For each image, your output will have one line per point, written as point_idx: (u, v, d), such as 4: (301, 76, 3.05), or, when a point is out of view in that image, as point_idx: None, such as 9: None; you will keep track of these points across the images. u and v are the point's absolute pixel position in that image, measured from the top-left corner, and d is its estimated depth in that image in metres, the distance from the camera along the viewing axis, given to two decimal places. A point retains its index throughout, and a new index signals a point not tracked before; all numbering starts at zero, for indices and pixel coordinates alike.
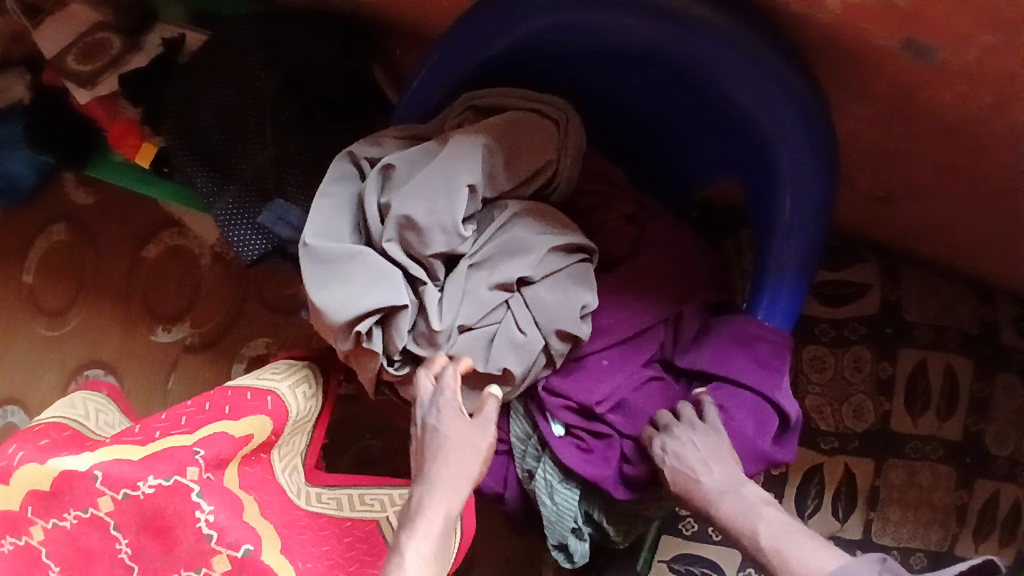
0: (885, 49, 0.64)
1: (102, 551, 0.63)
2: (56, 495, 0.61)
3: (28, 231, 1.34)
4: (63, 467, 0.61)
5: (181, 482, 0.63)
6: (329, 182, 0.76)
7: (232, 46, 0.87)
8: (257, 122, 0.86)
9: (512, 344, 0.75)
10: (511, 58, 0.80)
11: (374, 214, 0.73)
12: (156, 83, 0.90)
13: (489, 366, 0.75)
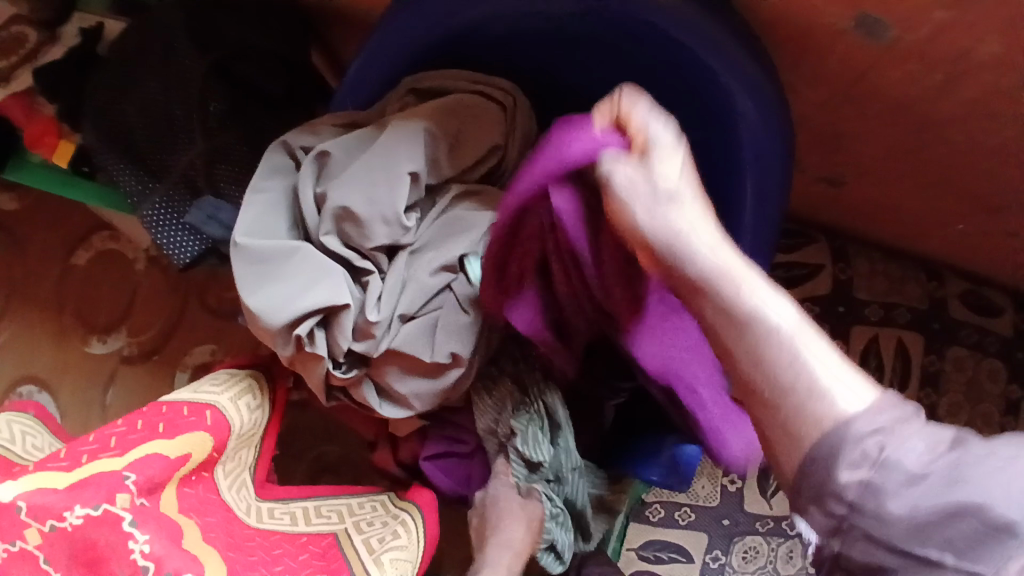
0: (839, 29, 0.65)
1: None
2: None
3: None
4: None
5: (112, 509, 0.57)
6: (263, 179, 0.72)
7: (157, 34, 0.81)
8: (186, 115, 0.80)
9: (455, 329, 0.69)
10: (455, 42, 0.76)
11: (311, 207, 0.70)
12: (71, 75, 0.83)
13: (432, 354, 0.69)
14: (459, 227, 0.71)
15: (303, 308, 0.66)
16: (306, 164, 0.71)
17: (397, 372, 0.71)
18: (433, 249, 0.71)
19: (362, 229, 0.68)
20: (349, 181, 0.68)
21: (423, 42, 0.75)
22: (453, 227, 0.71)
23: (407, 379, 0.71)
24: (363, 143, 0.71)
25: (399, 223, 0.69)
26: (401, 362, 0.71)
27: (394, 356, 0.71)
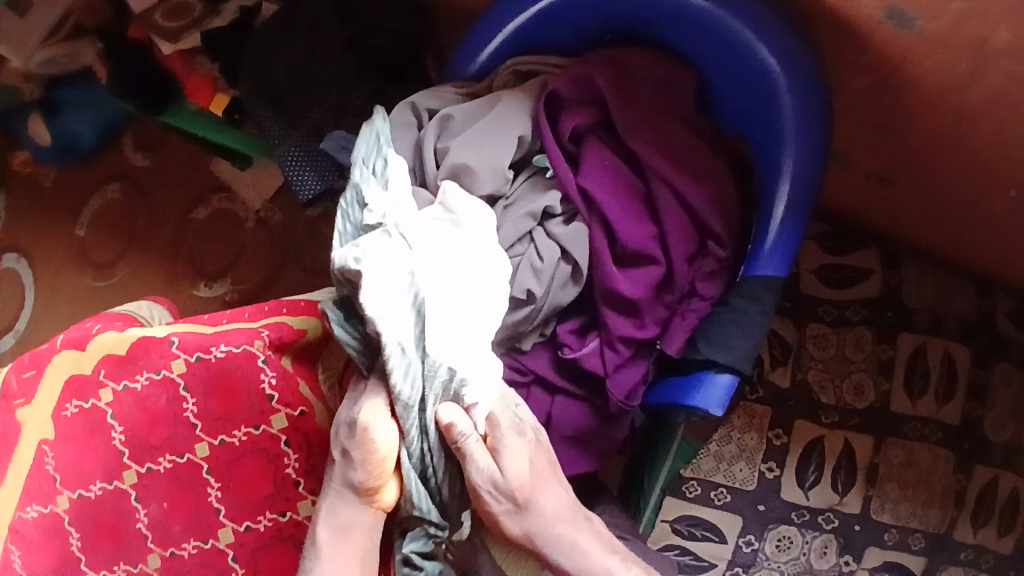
0: (873, 20, 0.73)
1: (167, 411, 0.73)
2: (129, 361, 0.74)
3: (82, 188, 1.42)
4: (139, 337, 0.74)
5: (246, 349, 0.74)
6: (385, 136, 0.81)
7: (305, 12, 0.98)
8: (326, 79, 0.96)
9: (536, 274, 0.80)
10: (538, 32, 0.84)
11: (432, 158, 0.79)
12: (233, 42, 1.01)
13: (514, 289, 0.80)
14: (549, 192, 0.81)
15: None
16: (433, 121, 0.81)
17: None
18: (522, 203, 0.81)
19: (471, 180, 0.78)
20: (468, 142, 0.78)
21: (509, 27, 0.83)
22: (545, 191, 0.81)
23: None
24: (479, 110, 0.81)
25: (499, 181, 0.79)
26: None
27: None
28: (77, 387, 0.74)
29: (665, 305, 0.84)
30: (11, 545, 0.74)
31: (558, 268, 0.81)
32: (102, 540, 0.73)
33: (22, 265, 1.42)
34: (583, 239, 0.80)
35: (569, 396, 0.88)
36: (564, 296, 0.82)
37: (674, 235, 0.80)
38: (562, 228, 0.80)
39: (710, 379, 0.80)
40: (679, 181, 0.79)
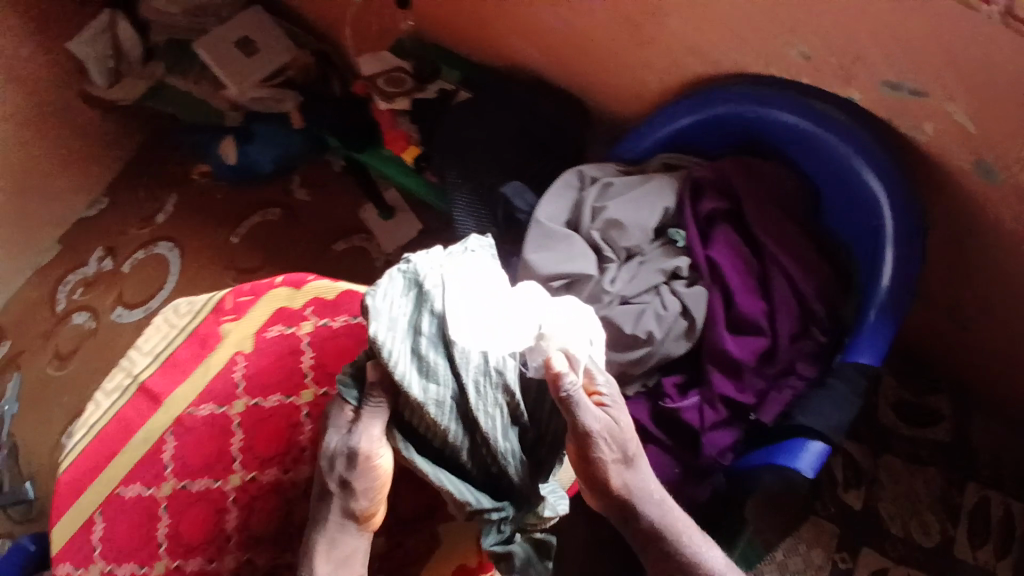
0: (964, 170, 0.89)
1: (354, 349, 0.84)
2: (334, 305, 0.86)
3: (246, 207, 1.67)
4: (347, 289, 0.87)
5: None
6: (555, 186, 0.99)
7: (496, 98, 1.22)
8: (505, 148, 1.18)
9: (659, 321, 0.92)
10: (690, 138, 1.06)
11: (592, 210, 0.97)
12: (434, 111, 1.26)
13: (637, 331, 0.91)
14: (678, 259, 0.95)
15: (565, 270, 0.92)
16: (597, 185, 0.99)
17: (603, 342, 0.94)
18: (656, 260, 0.95)
19: (619, 232, 0.95)
20: (622, 204, 0.96)
21: (669, 130, 1.05)
22: (673, 257, 0.95)
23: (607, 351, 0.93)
24: (634, 184, 0.99)
25: (641, 238, 0.95)
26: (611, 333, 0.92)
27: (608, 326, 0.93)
28: (287, 316, 0.86)
29: (763, 377, 0.94)
30: (171, 435, 0.82)
31: (676, 321, 0.93)
32: (260, 447, 0.81)
33: (174, 255, 1.62)
34: (699, 302, 0.93)
35: (660, 448, 0.96)
36: (677, 348, 0.94)
37: (782, 315, 0.93)
38: (682, 291, 0.93)
39: (804, 445, 0.87)
40: (794, 269, 0.94)
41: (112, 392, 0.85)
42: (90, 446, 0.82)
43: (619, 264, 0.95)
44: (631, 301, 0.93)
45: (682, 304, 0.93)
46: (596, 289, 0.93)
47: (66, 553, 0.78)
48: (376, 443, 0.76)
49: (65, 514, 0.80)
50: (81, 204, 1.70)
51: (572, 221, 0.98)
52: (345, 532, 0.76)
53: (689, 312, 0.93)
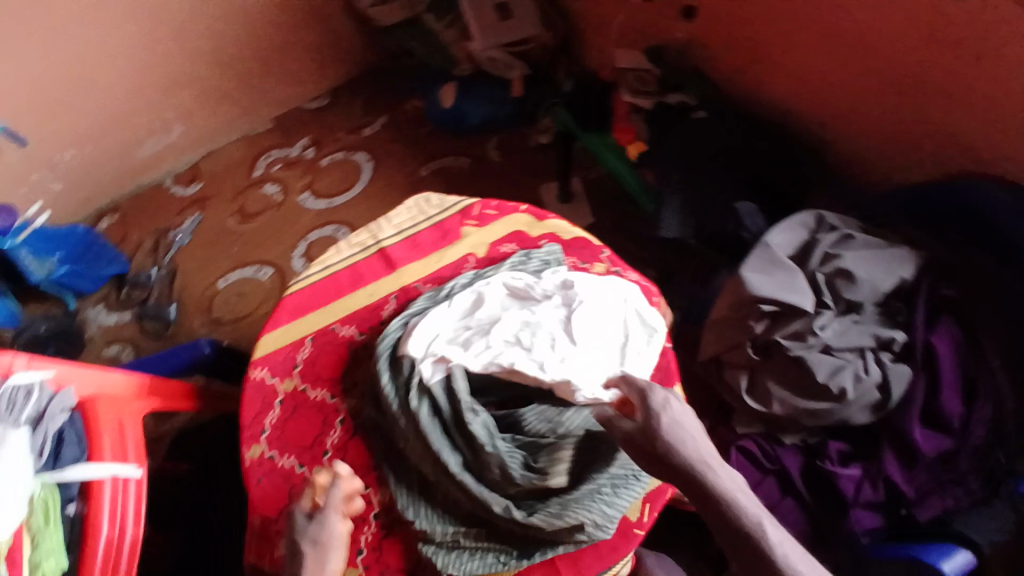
0: None
1: None
2: (568, 245, 0.90)
3: (443, 148, 1.79)
4: (583, 235, 0.91)
5: (649, 286, 0.88)
6: (793, 219, 1.02)
7: (735, 123, 1.22)
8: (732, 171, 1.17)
9: (855, 382, 0.91)
10: (922, 218, 1.03)
11: (825, 253, 0.97)
12: (669, 118, 1.27)
13: (830, 382, 0.91)
14: (894, 337, 0.93)
15: (783, 298, 0.93)
16: (838, 232, 0.99)
17: (789, 384, 0.95)
18: (870, 325, 0.95)
19: (847, 284, 0.95)
20: (859, 259, 0.96)
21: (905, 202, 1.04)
22: (890, 330, 0.94)
23: (790, 393, 0.95)
24: (874, 244, 0.98)
25: (867, 298, 0.95)
26: (805, 374, 0.93)
27: (803, 367, 0.93)
28: (523, 239, 0.91)
29: (936, 481, 0.90)
30: (394, 298, 0.87)
31: (870, 390, 0.92)
32: None
33: (367, 166, 1.78)
34: (899, 382, 0.92)
35: (796, 503, 0.96)
36: (860, 416, 0.93)
37: (980, 428, 0.88)
38: (890, 367, 0.92)
39: (949, 549, 0.82)
40: (1001, 380, 0.87)
41: (353, 246, 0.92)
42: (318, 283, 0.89)
43: (833, 314, 0.95)
44: (833, 353, 0.93)
45: (882, 376, 0.92)
46: (804, 328, 0.94)
47: (267, 360, 0.83)
48: (345, 490, 0.71)
49: (277, 328, 0.86)
50: (307, 96, 1.91)
51: (800, 257, 0.99)
52: (337, 537, 0.68)
53: (886, 387, 0.92)
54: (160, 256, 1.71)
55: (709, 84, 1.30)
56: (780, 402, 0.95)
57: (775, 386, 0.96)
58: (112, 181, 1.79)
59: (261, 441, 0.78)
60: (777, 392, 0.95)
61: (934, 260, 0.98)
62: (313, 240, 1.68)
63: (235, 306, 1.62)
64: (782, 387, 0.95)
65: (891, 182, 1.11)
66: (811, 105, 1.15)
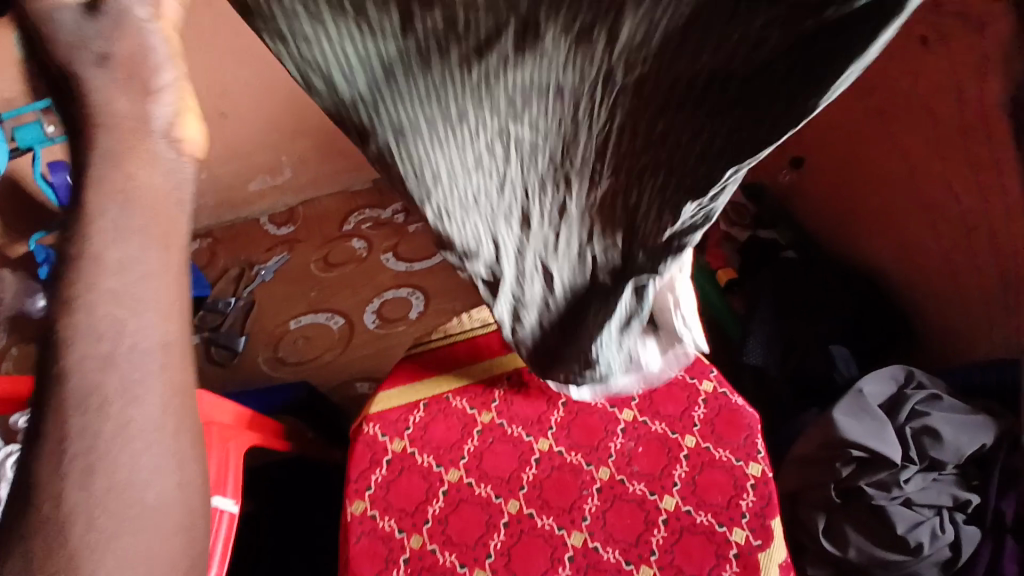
0: None
1: (683, 402, 0.89)
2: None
3: None
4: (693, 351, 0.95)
5: (756, 411, 0.89)
6: (883, 371, 1.05)
7: (821, 267, 1.29)
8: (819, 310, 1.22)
9: (931, 539, 0.89)
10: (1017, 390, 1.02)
11: (907, 408, 0.99)
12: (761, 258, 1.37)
13: (908, 535, 0.89)
14: (970, 502, 0.91)
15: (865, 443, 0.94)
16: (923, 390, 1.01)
17: (860, 532, 0.94)
18: (949, 484, 0.93)
19: (933, 443, 0.94)
20: (943, 418, 0.95)
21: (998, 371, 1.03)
22: (968, 496, 0.92)
23: (860, 539, 0.94)
24: (957, 404, 0.98)
25: (949, 459, 0.93)
26: (881, 523, 0.92)
27: (880, 516, 0.92)
28: None
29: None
30: (506, 379, 0.93)
31: (943, 549, 0.90)
32: (579, 432, 0.88)
33: None
34: (970, 546, 0.89)
35: None
36: (930, 575, 0.90)
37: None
38: (963, 530, 0.90)
39: None
40: None
41: (476, 321, 1.00)
42: (437, 349, 0.97)
43: (918, 469, 0.94)
44: (913, 508, 0.92)
45: (957, 537, 0.90)
46: (890, 480, 0.93)
47: (381, 418, 0.90)
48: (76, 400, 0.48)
49: (391, 387, 0.93)
50: None
51: (885, 407, 1.01)
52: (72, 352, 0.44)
53: (957, 546, 0.90)
54: (240, 287, 1.79)
55: (799, 229, 1.40)
56: (850, 546, 0.94)
57: (848, 532, 0.95)
58: (213, 209, 1.92)
59: (365, 498, 0.84)
60: (847, 537, 0.95)
61: None
62: (388, 299, 1.74)
63: (301, 348, 1.67)
64: (853, 534, 0.94)
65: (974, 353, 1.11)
66: (903, 267, 1.20)
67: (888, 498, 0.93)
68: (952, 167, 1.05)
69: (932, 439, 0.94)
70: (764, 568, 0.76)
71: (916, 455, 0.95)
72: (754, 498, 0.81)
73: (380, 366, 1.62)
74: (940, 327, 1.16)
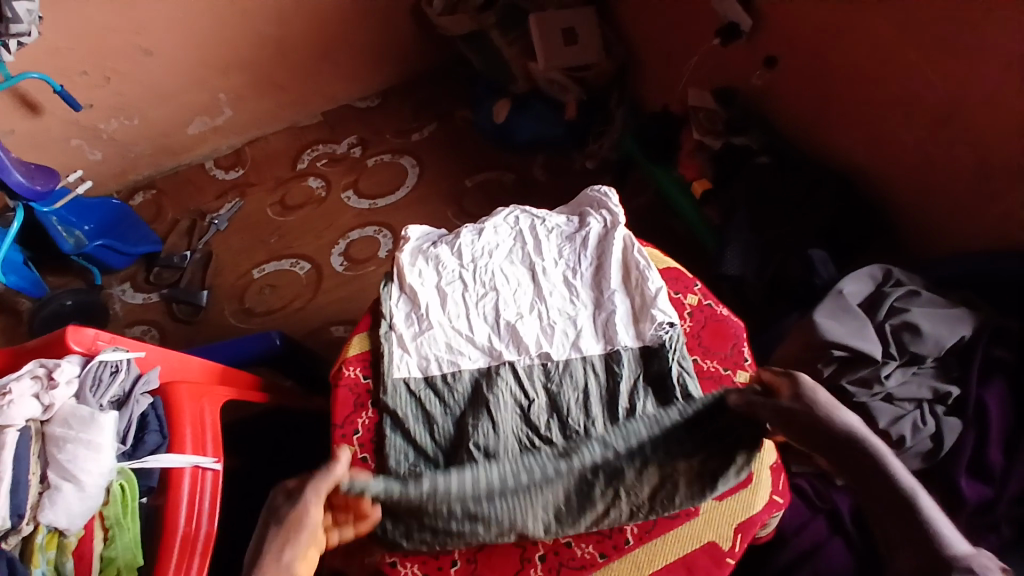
0: None
1: None
2: (663, 273, 0.93)
3: (489, 162, 1.77)
4: (676, 267, 0.95)
5: (741, 320, 0.90)
6: (862, 271, 1.05)
7: (795, 170, 1.27)
8: (796, 213, 1.20)
9: (913, 431, 0.93)
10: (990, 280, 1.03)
11: (888, 306, 1.01)
12: (734, 164, 1.33)
13: (891, 429, 0.93)
14: (950, 395, 0.96)
15: (851, 342, 0.96)
16: (904, 287, 1.03)
17: None
18: (928, 377, 0.98)
19: (913, 338, 0.97)
20: (923, 314, 0.99)
21: (972, 263, 1.04)
22: (947, 388, 0.96)
23: None
24: (936, 301, 1.01)
25: (929, 352, 0.97)
26: (868, 418, 0.95)
27: (866, 412, 0.95)
28: None
29: (974, 532, 0.91)
30: None
31: (924, 441, 0.94)
32: None
33: (412, 171, 1.77)
34: (950, 436, 0.94)
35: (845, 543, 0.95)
36: (909, 464, 0.95)
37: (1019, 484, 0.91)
38: (944, 422, 0.95)
39: None
40: None
41: None
42: None
43: (898, 364, 0.97)
44: (894, 402, 0.96)
45: (936, 428, 0.95)
46: (872, 376, 0.96)
47: (359, 360, 0.87)
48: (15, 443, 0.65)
49: (369, 329, 0.91)
50: (355, 94, 1.92)
51: (866, 306, 1.03)
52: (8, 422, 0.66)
53: (938, 437, 0.95)
54: (194, 239, 1.68)
55: (772, 133, 1.36)
56: None
57: None
58: (151, 156, 1.78)
59: (353, 442, 0.81)
60: None
61: (990, 323, 1.00)
62: (354, 239, 1.66)
63: (268, 299, 1.58)
64: None
65: (951, 247, 1.11)
66: (878, 165, 1.18)
67: (872, 394, 0.95)
68: (924, 57, 1.02)
69: (914, 332, 0.97)
70: (758, 470, 0.79)
71: (898, 349, 0.97)
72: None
73: (354, 309, 1.54)
74: (917, 226, 1.15)
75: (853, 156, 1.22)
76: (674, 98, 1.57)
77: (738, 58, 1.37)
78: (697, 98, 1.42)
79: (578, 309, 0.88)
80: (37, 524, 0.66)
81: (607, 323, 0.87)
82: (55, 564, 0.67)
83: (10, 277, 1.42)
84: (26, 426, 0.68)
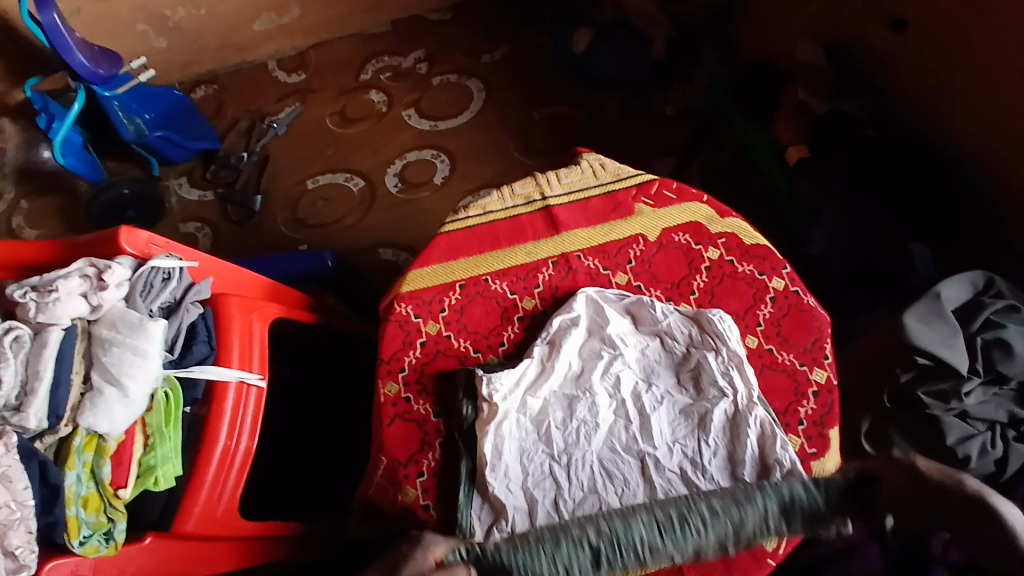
0: None
1: (749, 298, 0.83)
2: (750, 251, 0.86)
3: (561, 96, 1.66)
4: (766, 244, 0.87)
5: (827, 313, 0.82)
6: (964, 274, 0.95)
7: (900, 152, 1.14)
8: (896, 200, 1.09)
9: (979, 453, 0.86)
10: None
11: (982, 317, 0.91)
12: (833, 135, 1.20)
13: (956, 447, 0.86)
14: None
15: (936, 350, 0.87)
16: (1001, 299, 0.93)
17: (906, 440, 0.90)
18: (1008, 400, 0.89)
19: (1003, 357, 0.88)
20: (1018, 332, 0.90)
21: None
22: None
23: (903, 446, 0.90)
24: None
25: (1016, 375, 0.88)
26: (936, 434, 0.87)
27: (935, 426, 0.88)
28: (699, 233, 0.88)
29: None
30: (552, 263, 0.87)
31: (988, 466, 0.87)
32: None
33: (478, 96, 1.67)
34: (1018, 466, 0.87)
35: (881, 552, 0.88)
36: None
37: None
38: (1014, 450, 0.87)
39: None
40: None
41: (517, 197, 0.92)
42: (475, 227, 0.90)
43: (980, 382, 0.89)
44: (966, 420, 0.88)
45: (1004, 454, 0.87)
46: (951, 390, 0.88)
47: (413, 298, 0.84)
48: (57, 339, 0.66)
49: (425, 265, 0.87)
50: (429, 6, 1.80)
51: (958, 313, 0.94)
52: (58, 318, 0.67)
53: (1001, 464, 0.87)
54: (252, 140, 1.64)
55: (883, 104, 1.21)
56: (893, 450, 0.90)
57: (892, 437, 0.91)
58: (215, 50, 1.73)
59: (397, 381, 0.80)
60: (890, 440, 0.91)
61: None
62: (410, 161, 1.60)
63: (320, 212, 1.55)
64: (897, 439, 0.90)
65: None
66: (1001, 157, 1.03)
67: (948, 409, 0.87)
68: None
69: (1004, 351, 0.88)
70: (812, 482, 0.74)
71: (984, 366, 0.89)
72: (814, 406, 0.77)
73: (404, 234, 1.50)
74: None
75: (974, 142, 1.08)
76: (777, 50, 1.41)
77: (862, 11, 1.20)
78: (806, 53, 1.26)
79: (701, 448, 0.75)
80: (76, 427, 0.66)
81: (730, 472, 0.74)
82: (92, 467, 0.67)
83: (69, 159, 1.43)
84: (72, 324, 0.68)
